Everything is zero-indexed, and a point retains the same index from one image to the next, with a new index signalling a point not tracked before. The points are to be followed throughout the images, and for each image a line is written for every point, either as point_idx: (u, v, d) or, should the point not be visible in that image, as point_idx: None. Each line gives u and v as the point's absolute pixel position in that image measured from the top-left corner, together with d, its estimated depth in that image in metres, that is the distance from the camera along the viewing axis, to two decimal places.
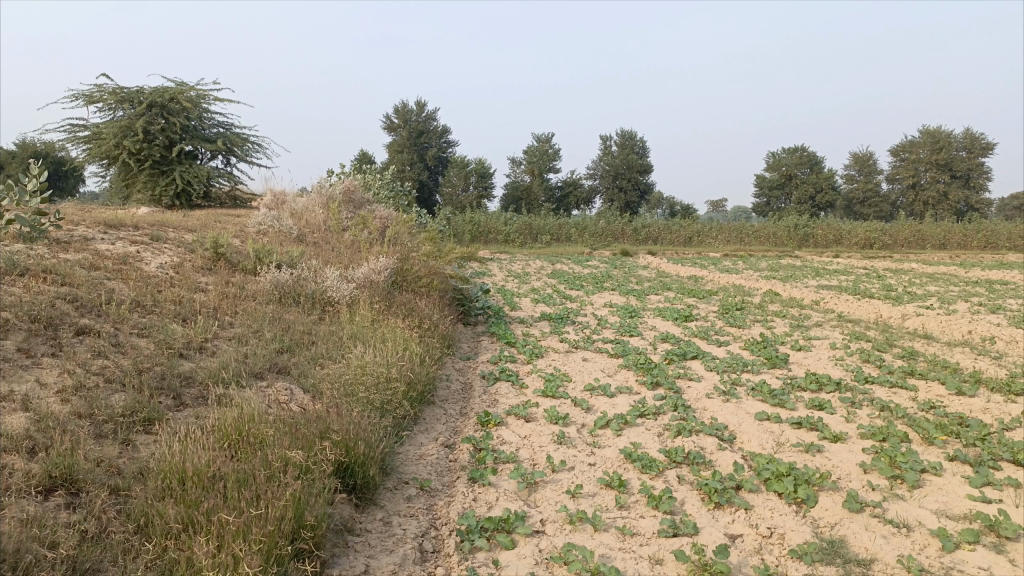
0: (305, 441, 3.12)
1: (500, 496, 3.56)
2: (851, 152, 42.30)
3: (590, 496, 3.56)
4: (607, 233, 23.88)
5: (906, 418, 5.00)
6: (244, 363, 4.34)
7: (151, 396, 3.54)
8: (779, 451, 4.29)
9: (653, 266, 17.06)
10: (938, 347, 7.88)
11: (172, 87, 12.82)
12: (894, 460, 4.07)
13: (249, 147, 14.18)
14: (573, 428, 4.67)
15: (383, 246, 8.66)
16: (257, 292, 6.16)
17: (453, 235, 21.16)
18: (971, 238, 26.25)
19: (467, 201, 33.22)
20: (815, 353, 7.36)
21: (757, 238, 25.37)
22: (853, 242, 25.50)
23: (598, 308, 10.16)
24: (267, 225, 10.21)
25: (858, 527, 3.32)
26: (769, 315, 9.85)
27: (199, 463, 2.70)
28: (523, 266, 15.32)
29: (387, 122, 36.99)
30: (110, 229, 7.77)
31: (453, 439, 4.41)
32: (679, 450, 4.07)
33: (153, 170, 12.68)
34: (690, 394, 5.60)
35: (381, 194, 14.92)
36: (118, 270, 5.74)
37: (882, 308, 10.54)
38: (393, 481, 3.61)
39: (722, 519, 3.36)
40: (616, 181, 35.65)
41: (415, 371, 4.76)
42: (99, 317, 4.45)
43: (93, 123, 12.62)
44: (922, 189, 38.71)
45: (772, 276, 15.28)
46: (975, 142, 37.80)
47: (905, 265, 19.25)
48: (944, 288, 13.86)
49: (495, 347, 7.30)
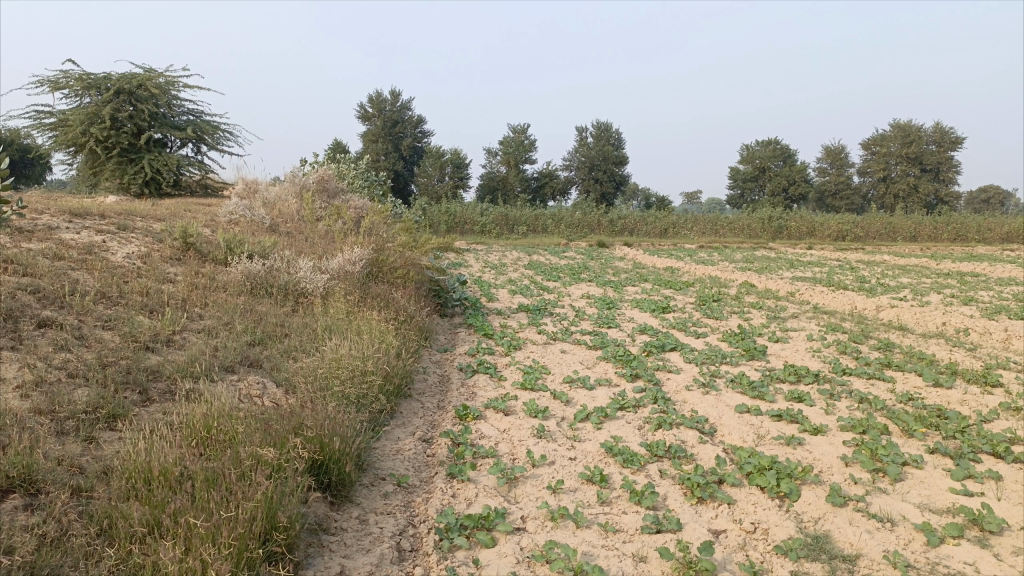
0: (279, 437, 3.01)
1: (479, 492, 3.48)
2: (824, 145, 42.64)
3: (572, 492, 3.49)
4: (583, 224, 23.85)
5: (885, 410, 5.00)
6: (214, 356, 4.21)
7: (116, 392, 3.40)
8: (760, 444, 4.26)
9: (630, 258, 17.06)
10: (914, 339, 7.93)
11: (140, 73, 12.51)
12: (875, 453, 4.05)
13: (220, 135, 13.91)
14: (553, 422, 4.60)
15: (358, 236, 8.52)
16: (228, 283, 6.01)
17: (429, 226, 21.02)
18: (940, 231, 26.60)
19: (443, 191, 33.04)
20: (793, 345, 7.37)
21: (732, 229, 25.50)
22: (826, 234, 25.73)
23: (575, 299, 10.11)
24: (238, 215, 10.01)
25: (842, 522, 3.28)
26: (746, 306, 9.86)
27: (167, 463, 2.58)
28: (500, 257, 15.23)
29: (361, 111, 36.60)
30: (76, 218, 7.54)
31: (430, 433, 4.31)
32: (660, 444, 4.02)
33: (121, 157, 12.39)
34: (669, 387, 5.56)
35: (355, 184, 14.74)
36: (83, 260, 5.56)
37: (857, 300, 10.61)
38: (369, 477, 3.51)
39: (706, 515, 3.31)
40: (592, 172, 35.62)
41: (391, 364, 4.65)
42: (62, 309, 4.28)
43: (58, 110, 12.30)
44: (893, 182, 39.16)
45: (747, 267, 15.36)
46: (944, 136, 38.35)
47: (877, 257, 19.44)
48: (916, 279, 14.00)
49: (472, 339, 7.21)
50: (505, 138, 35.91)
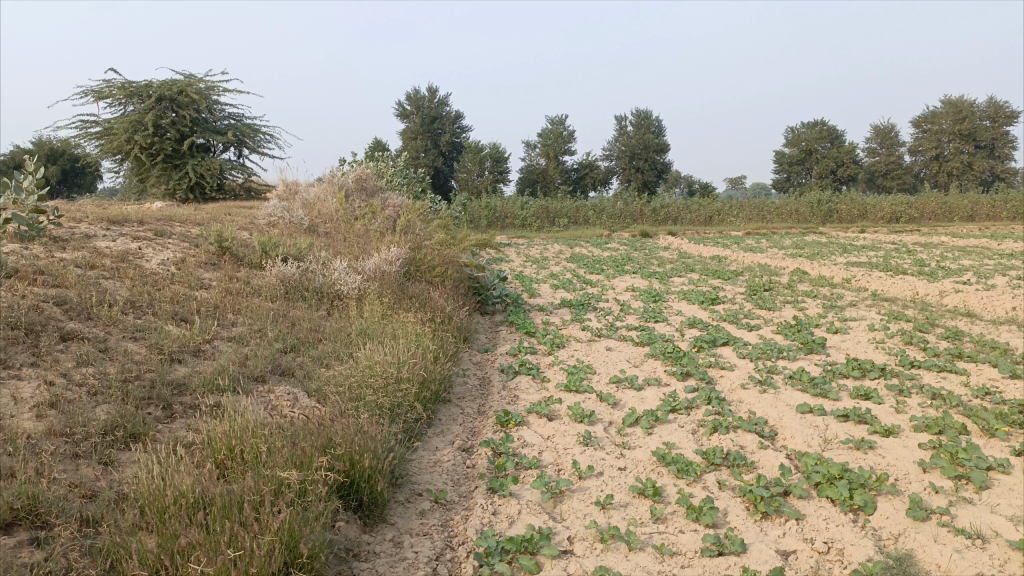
0: (306, 454, 2.80)
1: (522, 509, 3.23)
2: (873, 124, 41.21)
3: (622, 508, 3.22)
4: (625, 214, 23.39)
5: (962, 407, 4.60)
6: (244, 366, 4.04)
7: (139, 408, 3.25)
8: (827, 448, 3.92)
9: (674, 247, 16.63)
10: (983, 326, 7.44)
11: (181, 79, 12.48)
12: (956, 457, 3.68)
13: (261, 138, 13.88)
14: (600, 427, 4.32)
15: (395, 235, 8.33)
16: (262, 288, 5.86)
17: (470, 220, 20.86)
18: (999, 209, 25.49)
19: (483, 186, 32.84)
20: (852, 336, 6.95)
21: (779, 214, 24.77)
22: (878, 216, 24.88)
23: (619, 292, 9.77)
24: (277, 216, 9.90)
25: (926, 539, 2.95)
26: (799, 295, 9.41)
27: (183, 488, 2.41)
28: (541, 251, 14.95)
29: (401, 109, 36.63)
30: (113, 225, 7.49)
31: (470, 442, 4.07)
32: (717, 451, 3.71)
33: (165, 164, 12.43)
34: (724, 385, 5.23)
35: (394, 181, 14.60)
36: (116, 268, 5.45)
37: (917, 285, 10.05)
38: (404, 493, 3.29)
39: (772, 533, 3.01)
40: (633, 161, 35.08)
41: (428, 369, 4.43)
42: (89, 321, 4.16)
43: (103, 119, 12.37)
44: (946, 160, 37.78)
45: (797, 254, 14.83)
46: (1000, 110, 36.93)
47: (933, 239, 18.67)
48: (978, 261, 13.31)
49: (514, 338, 6.95)
50: (544, 130, 35.53)
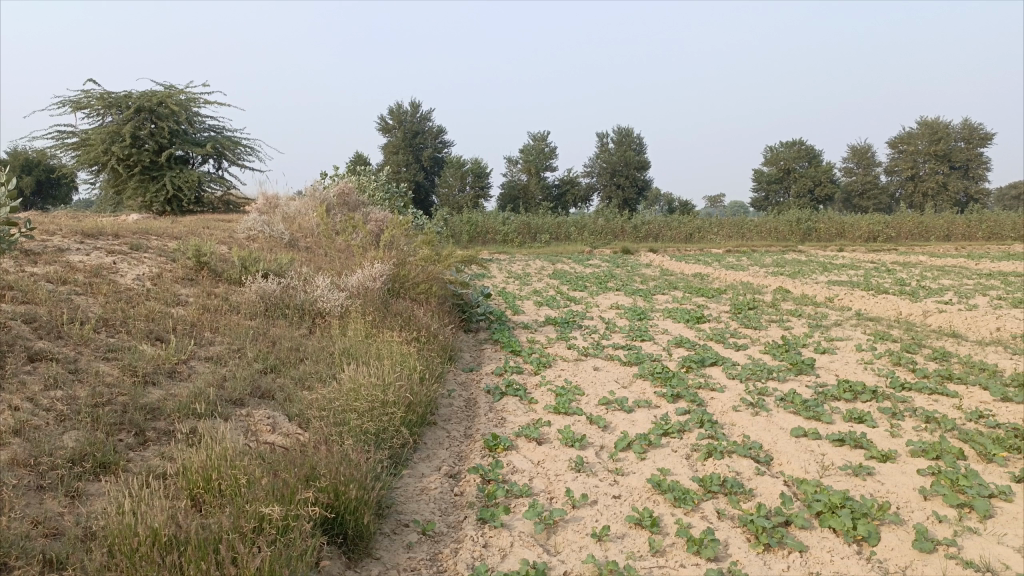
0: (288, 487, 2.64)
1: (515, 541, 3.09)
2: (850, 144, 41.75)
3: (619, 540, 3.10)
4: (606, 231, 23.36)
5: (957, 431, 4.51)
6: (221, 389, 3.87)
7: (109, 435, 3.08)
8: (825, 475, 3.82)
9: (656, 264, 16.60)
10: (969, 346, 7.41)
11: (161, 90, 12.28)
12: (957, 484, 3.58)
13: (240, 151, 13.69)
14: (592, 452, 4.19)
15: (378, 250, 8.18)
16: (241, 304, 5.68)
17: (452, 236, 20.74)
18: (975, 229, 25.77)
19: (464, 201, 32.78)
20: (841, 356, 6.88)
21: (759, 232, 24.90)
22: (856, 235, 25.06)
23: (604, 310, 9.67)
24: (257, 231, 9.70)
25: (935, 573, 2.85)
26: (784, 314, 9.36)
27: (156, 526, 2.26)
28: (524, 267, 14.84)
29: (382, 123, 36.54)
30: (87, 238, 7.27)
31: (457, 468, 3.92)
32: (714, 478, 3.60)
33: (142, 176, 12.20)
34: (715, 407, 5.13)
35: (375, 196, 14.46)
36: (90, 283, 5.26)
37: (901, 304, 10.04)
38: (391, 524, 3.14)
39: (775, 568, 2.90)
40: (614, 178, 35.16)
41: (414, 392, 4.28)
42: (59, 340, 3.98)
43: (80, 130, 12.14)
44: (921, 180, 38.24)
45: (779, 272, 14.85)
46: (973, 132, 37.48)
47: (912, 258, 18.81)
48: (958, 281, 13.36)
49: (500, 357, 6.82)
50: (525, 146, 35.55)
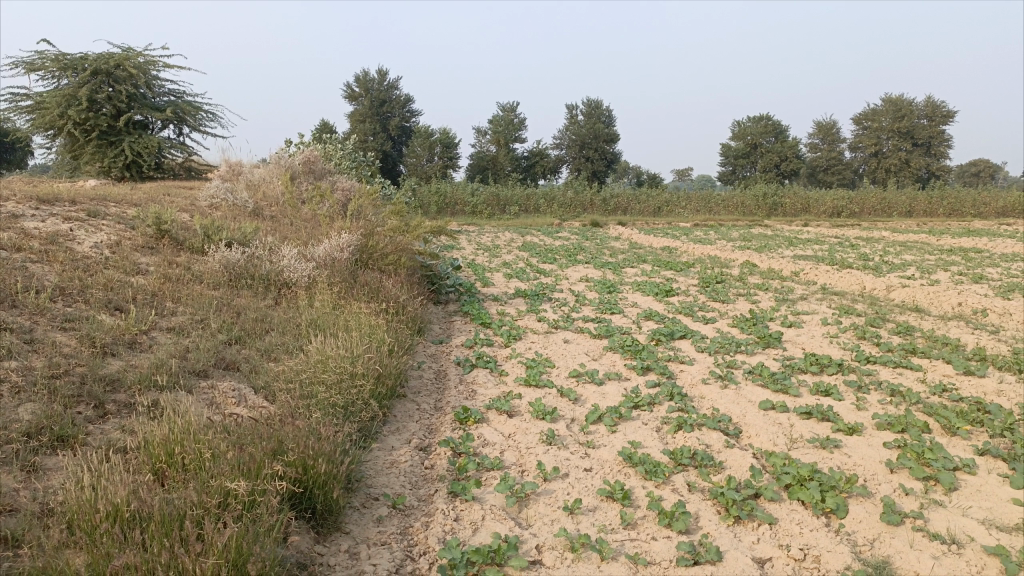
0: (255, 461, 2.57)
1: (486, 514, 3.06)
2: (816, 120, 42.16)
3: (591, 513, 3.09)
4: (575, 203, 23.29)
5: (922, 404, 4.58)
6: (184, 360, 3.77)
7: (67, 407, 2.97)
8: (793, 448, 3.85)
9: (625, 237, 16.61)
10: (931, 321, 7.54)
11: (119, 52, 11.87)
12: (922, 457, 3.64)
13: (203, 117, 13.34)
14: (563, 425, 4.17)
15: (345, 220, 8.04)
16: (204, 274, 5.53)
17: (420, 207, 20.54)
18: (935, 206, 26.23)
19: (432, 171, 32.47)
20: (807, 330, 6.95)
21: (726, 207, 25.06)
22: (820, 210, 25.37)
23: (573, 283, 9.64)
24: (220, 198, 9.46)
25: (902, 545, 2.90)
26: (751, 288, 9.42)
27: (117, 502, 2.18)
28: (493, 238, 14.75)
29: (348, 91, 35.90)
30: (43, 204, 7.03)
31: (428, 441, 3.88)
32: (684, 451, 3.60)
33: (100, 141, 11.82)
34: (684, 380, 5.15)
35: (342, 165, 14.21)
36: (45, 251, 5.07)
37: (865, 279, 10.18)
38: (360, 497, 3.09)
39: (746, 540, 2.92)
40: (583, 150, 35.06)
41: (383, 364, 4.21)
42: (13, 310, 3.83)
43: (34, 92, 11.72)
44: (885, 157, 38.74)
45: (746, 246, 14.97)
46: (936, 110, 38.00)
47: (875, 234, 19.08)
48: (920, 256, 13.58)
49: (469, 329, 6.77)
50: (494, 116, 35.22)
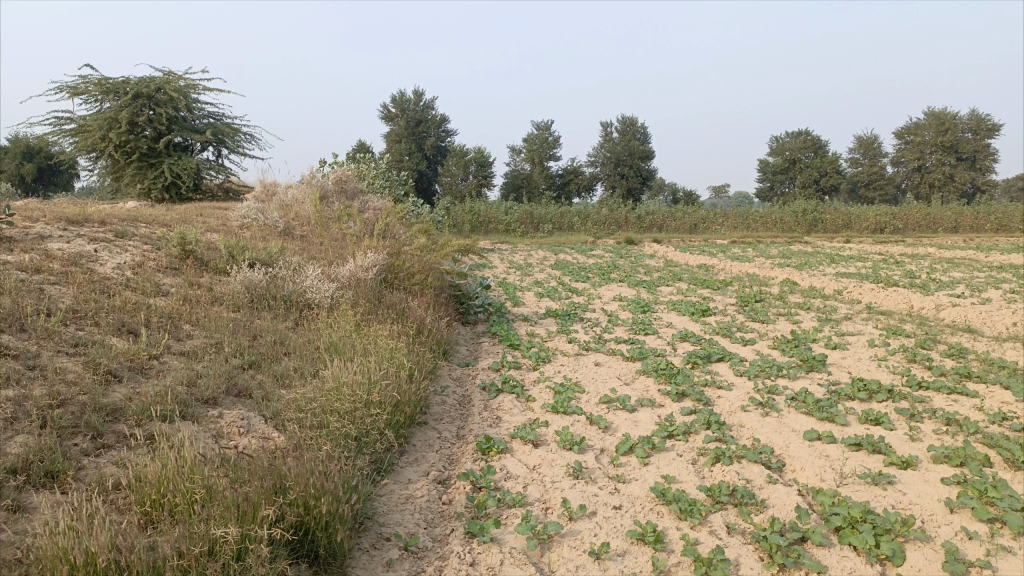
0: (250, 501, 2.37)
1: (505, 558, 2.82)
2: (856, 135, 41.30)
3: (619, 557, 2.84)
4: (610, 221, 23.00)
5: (982, 435, 4.22)
6: (193, 387, 3.60)
7: (62, 440, 2.81)
8: (843, 484, 3.54)
9: (660, 255, 16.29)
10: (986, 342, 7.11)
11: (159, 76, 11.98)
12: (986, 495, 3.30)
13: (240, 138, 13.40)
14: (592, 456, 3.91)
15: (372, 239, 7.89)
16: (225, 296, 5.41)
17: (453, 225, 20.44)
18: (983, 221, 25.40)
19: (467, 190, 32.45)
20: (853, 353, 6.58)
21: (764, 223, 24.53)
22: (863, 226, 24.71)
23: (607, 302, 9.37)
24: (250, 218, 9.38)
25: None
26: (793, 307, 9.05)
27: (94, 550, 2.00)
28: (526, 257, 14.56)
29: (385, 112, 36.15)
30: (72, 225, 6.99)
31: (447, 473, 3.65)
32: (723, 487, 3.32)
33: (140, 163, 11.91)
34: (722, 407, 4.84)
35: (374, 184, 14.16)
36: (65, 272, 4.98)
37: (912, 298, 9.74)
38: (370, 537, 2.87)
39: None
40: (618, 167, 34.78)
41: (403, 390, 4.01)
42: (21, 335, 3.71)
43: (78, 116, 11.87)
44: (928, 172, 37.78)
45: (785, 263, 14.55)
46: (981, 123, 37.06)
47: (920, 250, 18.43)
48: (969, 274, 13.04)
49: (497, 351, 6.54)
50: (529, 135, 35.17)
